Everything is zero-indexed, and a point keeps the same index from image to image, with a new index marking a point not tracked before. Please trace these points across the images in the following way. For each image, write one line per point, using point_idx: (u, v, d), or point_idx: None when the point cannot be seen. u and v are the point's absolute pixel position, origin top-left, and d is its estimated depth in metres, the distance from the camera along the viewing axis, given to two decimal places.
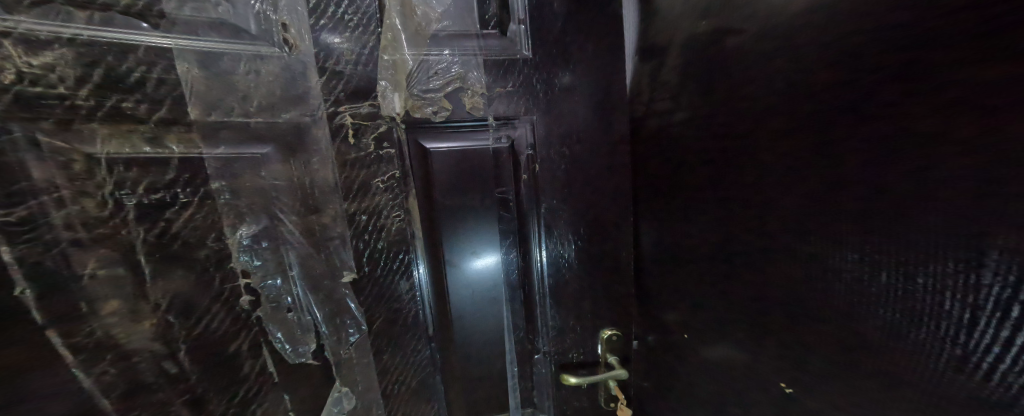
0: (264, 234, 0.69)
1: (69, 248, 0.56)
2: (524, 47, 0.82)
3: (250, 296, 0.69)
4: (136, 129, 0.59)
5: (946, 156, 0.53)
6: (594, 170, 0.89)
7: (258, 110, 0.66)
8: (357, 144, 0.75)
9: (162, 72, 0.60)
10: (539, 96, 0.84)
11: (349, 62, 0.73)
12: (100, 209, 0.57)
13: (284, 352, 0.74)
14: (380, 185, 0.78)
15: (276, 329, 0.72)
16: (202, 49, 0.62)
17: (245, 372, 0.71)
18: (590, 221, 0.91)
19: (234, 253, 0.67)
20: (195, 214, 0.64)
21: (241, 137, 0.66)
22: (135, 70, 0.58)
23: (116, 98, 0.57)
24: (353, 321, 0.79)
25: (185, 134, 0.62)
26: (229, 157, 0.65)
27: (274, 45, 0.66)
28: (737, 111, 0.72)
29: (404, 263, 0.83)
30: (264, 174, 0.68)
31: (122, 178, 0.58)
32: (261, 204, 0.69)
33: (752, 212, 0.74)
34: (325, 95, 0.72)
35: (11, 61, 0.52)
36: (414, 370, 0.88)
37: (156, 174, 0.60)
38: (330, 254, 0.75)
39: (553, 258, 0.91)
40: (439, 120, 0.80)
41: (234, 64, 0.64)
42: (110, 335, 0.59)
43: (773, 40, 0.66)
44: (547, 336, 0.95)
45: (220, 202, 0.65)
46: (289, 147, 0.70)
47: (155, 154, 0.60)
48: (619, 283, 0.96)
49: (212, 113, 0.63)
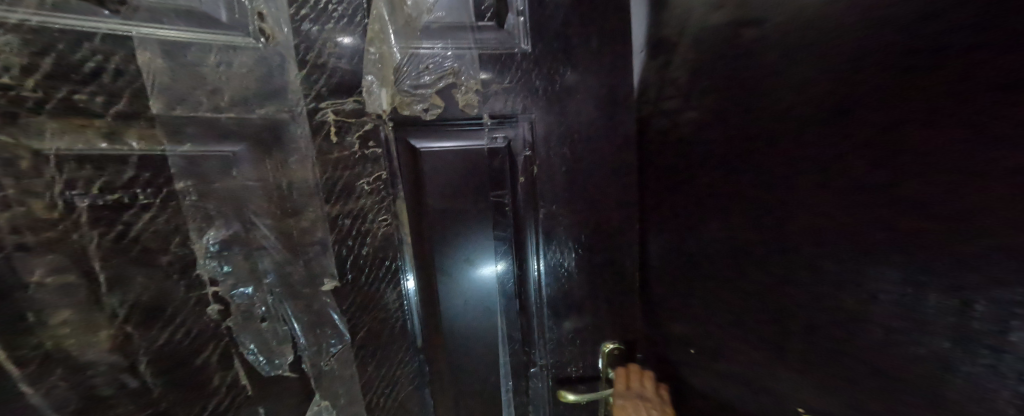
0: (235, 239, 0.65)
1: (14, 254, 0.49)
2: (522, 40, 0.76)
3: (218, 305, 0.65)
4: (90, 124, 0.53)
5: (939, 194, 0.45)
6: (597, 173, 0.83)
7: (229, 104, 0.62)
8: (340, 143, 0.70)
9: (121, 63, 0.55)
10: (539, 93, 0.78)
11: (333, 55, 0.68)
12: (50, 211, 0.52)
13: (257, 364, 0.69)
14: (366, 186, 0.73)
15: (249, 340, 0.68)
16: (167, 38, 0.57)
17: (215, 386, 0.66)
18: (590, 227, 0.85)
19: (200, 259, 0.63)
20: (157, 217, 0.59)
21: (210, 134, 0.61)
22: (91, 59, 0.53)
23: (68, 89, 0.52)
24: (335, 332, 0.74)
25: (147, 130, 0.57)
26: (196, 156, 0.60)
27: (248, 35, 0.61)
28: (741, 113, 0.65)
29: (391, 270, 0.77)
30: (236, 174, 0.64)
31: (74, 177, 0.53)
32: (233, 207, 0.64)
33: (750, 226, 0.67)
34: (305, 90, 0.67)
35: None
36: (399, 385, 0.82)
37: (113, 173, 0.55)
38: (310, 260, 0.71)
39: (552, 266, 0.85)
40: (431, 118, 0.75)
41: (203, 55, 0.59)
42: (62, 348, 0.53)
43: (781, 35, 0.58)
44: (545, 348, 0.89)
45: (186, 203, 0.61)
46: (262, 145, 0.65)
47: (112, 151, 0.55)
48: (621, 292, 0.91)
49: (178, 107, 0.58)
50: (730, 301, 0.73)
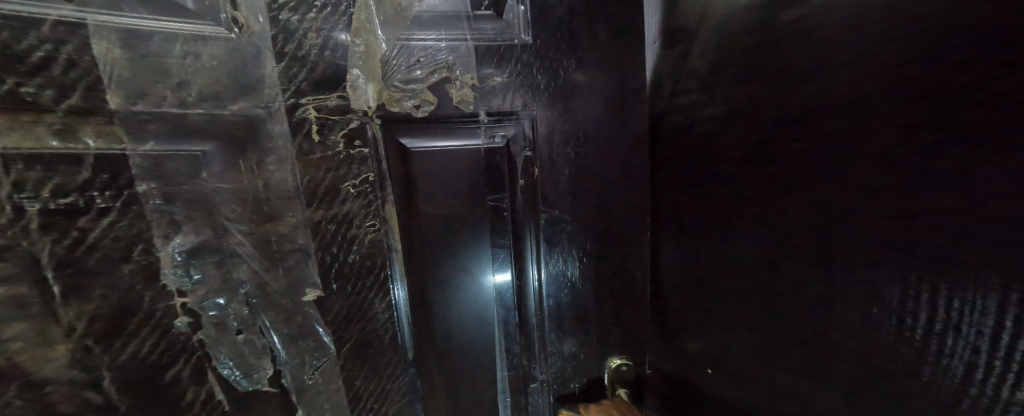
0: (205, 246, 0.60)
1: None
2: (522, 31, 0.69)
3: (187, 317, 0.60)
4: (41, 120, 0.49)
5: (943, 211, 0.44)
6: (604, 176, 0.77)
7: (197, 99, 0.57)
8: (323, 142, 0.65)
9: (74, 52, 0.50)
10: (541, 89, 0.72)
11: (314, 46, 0.63)
12: None
13: (233, 379, 0.64)
14: (351, 189, 0.67)
15: (224, 354, 0.63)
16: (127, 26, 0.52)
17: (189, 402, 0.61)
18: (596, 232, 0.79)
19: (165, 269, 0.58)
20: (118, 222, 0.54)
21: (177, 132, 0.56)
22: (39, 48, 0.48)
23: (13, 81, 0.47)
24: (319, 346, 0.69)
25: (105, 127, 0.52)
26: (161, 155, 0.56)
27: (219, 24, 0.57)
28: (763, 115, 0.60)
29: (380, 279, 0.71)
30: (206, 176, 0.59)
31: (23, 178, 0.48)
32: (204, 210, 0.60)
33: (771, 236, 0.62)
34: (284, 84, 0.62)
35: None
36: (390, 403, 0.76)
37: (67, 174, 0.51)
38: (291, 268, 0.66)
39: (555, 276, 0.79)
40: (422, 115, 0.68)
41: (167, 45, 0.55)
42: (14, 363, 0.49)
43: (829, 24, 0.51)
44: (547, 362, 0.83)
45: (149, 207, 0.56)
46: (235, 144, 0.61)
47: (65, 151, 0.50)
48: (630, 303, 0.84)
49: (139, 102, 0.54)
50: (752, 316, 0.67)
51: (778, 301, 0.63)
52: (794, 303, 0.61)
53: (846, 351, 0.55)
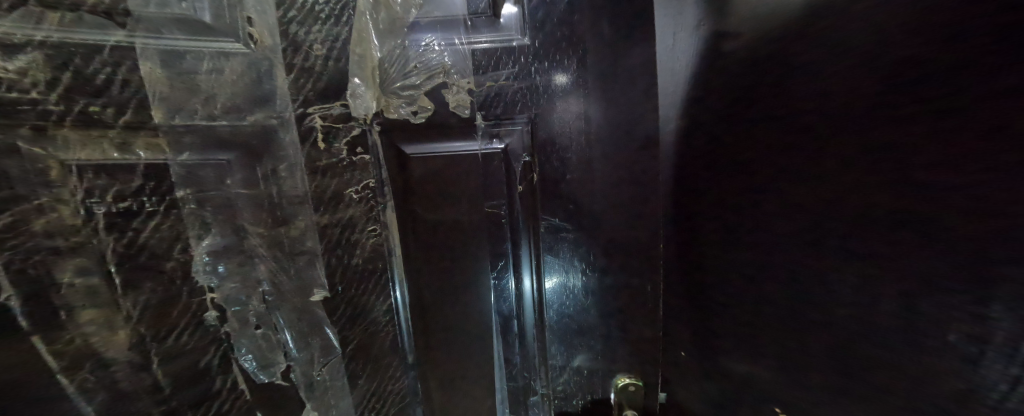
0: (227, 248, 0.65)
1: (49, 256, 0.55)
2: (518, 31, 0.68)
3: (215, 311, 0.66)
4: (105, 135, 0.56)
5: (915, 232, 0.52)
6: (612, 182, 0.72)
7: (222, 111, 0.63)
8: (328, 150, 0.68)
9: (127, 74, 0.57)
10: (539, 91, 0.70)
11: (319, 57, 0.66)
12: (74, 218, 0.56)
13: (251, 372, 0.69)
14: (354, 195, 0.70)
15: (243, 347, 0.68)
16: (167, 47, 0.59)
17: (218, 388, 0.67)
18: (605, 242, 0.74)
19: (196, 266, 0.63)
20: (161, 224, 0.61)
21: (206, 143, 0.63)
22: (102, 72, 0.55)
23: (83, 102, 0.55)
24: (324, 343, 0.72)
25: (153, 140, 0.59)
26: (194, 164, 0.62)
27: (237, 40, 0.62)
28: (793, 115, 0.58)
29: (381, 282, 0.73)
30: (230, 182, 0.65)
31: (92, 186, 0.56)
32: (225, 214, 0.65)
33: (773, 242, 0.63)
34: (294, 95, 0.66)
35: None
36: (390, 404, 0.77)
37: (124, 181, 0.58)
38: (301, 268, 0.70)
39: (559, 286, 0.76)
40: (419, 121, 0.69)
41: (196, 63, 0.61)
42: (89, 344, 0.58)
43: (814, 34, 0.54)
44: (548, 375, 0.80)
45: (185, 211, 0.62)
46: (252, 153, 0.66)
47: (122, 161, 0.58)
48: (644, 323, 0.76)
49: (177, 116, 0.61)
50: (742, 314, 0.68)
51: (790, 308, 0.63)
52: (796, 306, 0.63)
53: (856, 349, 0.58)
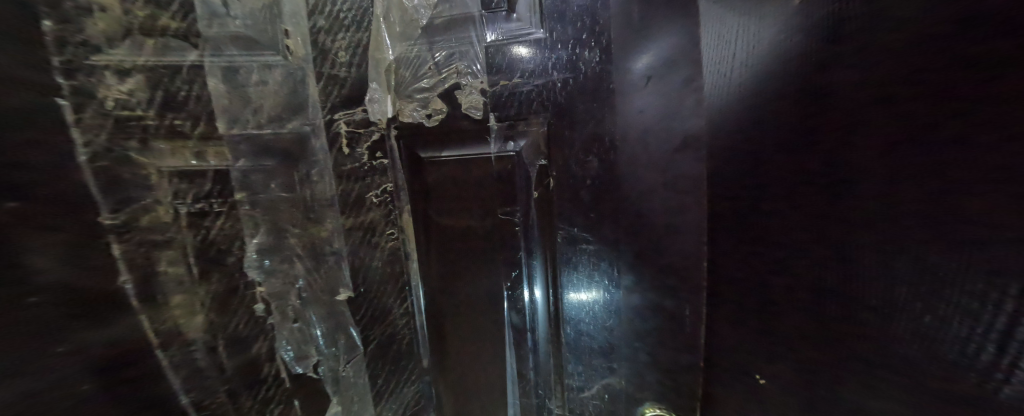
0: (273, 246, 0.67)
1: (152, 249, 0.55)
2: (535, 25, 0.64)
3: (263, 303, 0.66)
4: (186, 144, 0.58)
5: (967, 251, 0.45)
6: (639, 185, 0.64)
7: (267, 120, 0.65)
8: (352, 155, 0.71)
9: (199, 90, 0.58)
10: (557, 88, 0.65)
11: (343, 65, 0.68)
12: (167, 218, 0.56)
13: (287, 363, 0.68)
14: (374, 200, 0.73)
15: (285, 338, 0.68)
16: (224, 63, 0.61)
17: (264, 375, 0.66)
18: (629, 252, 0.67)
19: (247, 260, 0.64)
20: (224, 226, 0.62)
21: (257, 149, 0.64)
22: (186, 89, 0.57)
23: (172, 116, 0.56)
24: (347, 342, 0.74)
25: (220, 147, 0.60)
26: (249, 169, 0.64)
27: (276, 52, 0.64)
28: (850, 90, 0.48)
29: (400, 287, 0.77)
30: (274, 186, 0.66)
31: (177, 190, 0.57)
32: (269, 217, 0.66)
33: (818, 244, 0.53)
34: (322, 102, 0.68)
35: (105, 89, 0.51)
36: (405, 405, 0.79)
37: (198, 186, 0.59)
38: (328, 269, 0.72)
39: (583, 302, 0.70)
40: (432, 125, 0.69)
41: (247, 76, 0.63)
42: (183, 332, 0.58)
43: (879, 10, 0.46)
44: (563, 395, 0.74)
45: (242, 213, 0.63)
46: (291, 158, 0.67)
47: (198, 167, 0.59)
48: (672, 349, 0.66)
49: (235, 126, 0.62)
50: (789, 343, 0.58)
51: (852, 316, 0.53)
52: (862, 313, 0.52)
53: (895, 353, 0.51)
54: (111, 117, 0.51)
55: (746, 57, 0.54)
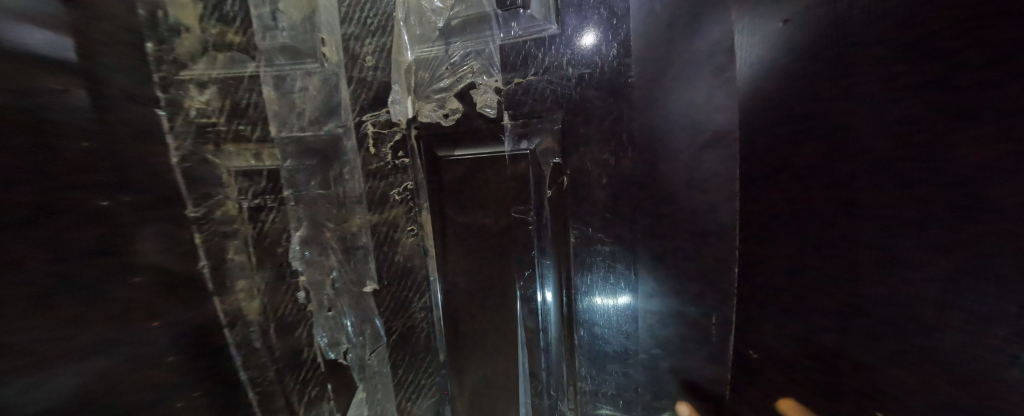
0: (311, 238, 0.71)
1: (223, 239, 0.61)
2: (551, 21, 0.64)
3: (304, 291, 0.70)
4: (247, 147, 0.64)
5: (964, 243, 0.43)
6: (655, 184, 0.61)
7: (309, 123, 0.69)
8: (377, 154, 0.73)
9: (256, 96, 0.65)
10: (572, 84, 0.64)
11: (370, 68, 0.71)
12: (238, 212, 0.62)
13: (321, 347, 0.72)
14: (397, 197, 0.75)
15: (322, 327, 0.72)
16: (275, 72, 0.66)
17: (306, 357, 0.71)
18: (648, 254, 0.63)
19: (292, 249, 0.69)
20: (274, 217, 0.67)
21: (300, 149, 0.69)
22: (247, 98, 0.64)
23: (237, 122, 0.63)
24: (371, 331, 0.77)
25: (273, 150, 0.66)
26: (296, 168, 0.69)
27: (314, 59, 0.68)
28: (834, 91, 0.47)
29: (420, 281, 0.78)
30: (310, 183, 0.70)
31: (241, 187, 0.63)
32: (310, 211, 0.70)
33: (810, 244, 0.51)
34: (352, 105, 0.71)
35: (189, 100, 0.58)
36: (422, 396, 0.82)
37: (255, 183, 0.65)
38: (357, 262, 0.75)
39: (598, 306, 0.67)
40: (449, 124, 0.71)
41: (292, 84, 0.67)
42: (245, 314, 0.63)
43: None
44: (575, 399, 0.71)
45: (289, 207, 0.68)
46: (327, 158, 0.71)
47: (259, 167, 0.65)
48: (691, 358, 0.62)
49: (283, 129, 0.67)
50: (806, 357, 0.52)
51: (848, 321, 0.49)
52: (861, 313, 0.49)
53: (895, 357, 0.47)
54: (195, 126, 0.58)
55: (738, 68, 0.53)
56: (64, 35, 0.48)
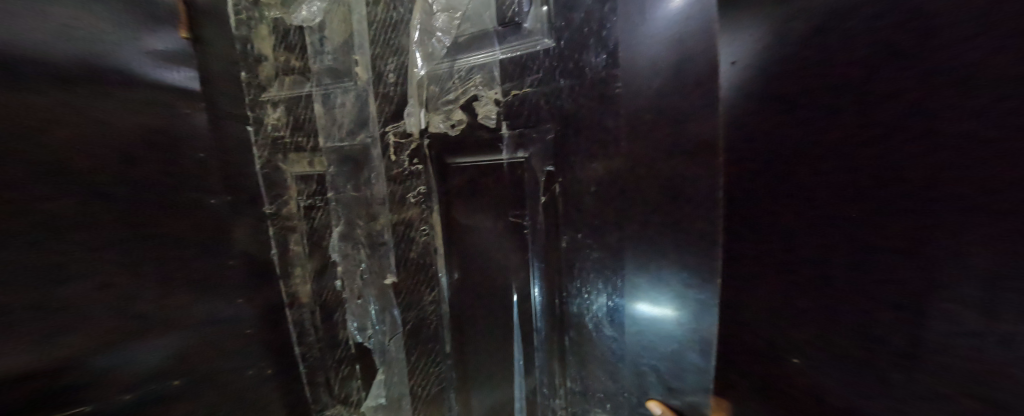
0: (348, 234, 0.86)
1: (285, 226, 0.82)
2: (544, 34, 0.67)
3: (341, 281, 0.87)
4: (303, 156, 0.83)
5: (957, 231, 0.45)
6: (642, 191, 0.62)
7: (346, 133, 0.83)
8: (397, 162, 0.81)
9: (307, 113, 0.83)
10: (565, 95, 0.66)
11: (392, 84, 0.79)
12: (297, 209, 0.83)
13: (352, 331, 0.88)
14: (412, 199, 0.82)
15: (353, 316, 0.88)
16: (324, 92, 0.82)
17: (341, 338, 0.88)
18: (631, 261, 0.64)
19: (332, 244, 0.86)
20: (319, 213, 0.84)
21: (337, 156, 0.84)
22: (302, 116, 0.82)
23: (298, 135, 0.83)
24: (392, 318, 0.86)
25: (321, 158, 0.84)
26: (337, 174, 0.84)
27: (352, 78, 0.81)
28: (823, 104, 0.50)
29: (431, 277, 0.83)
30: (346, 187, 0.84)
31: (298, 189, 0.83)
32: (346, 212, 0.85)
33: (804, 247, 0.53)
34: (378, 118, 0.80)
35: (269, 118, 0.80)
36: (431, 385, 0.86)
37: (307, 184, 0.84)
38: (379, 257, 0.84)
39: (587, 310, 0.70)
40: (455, 134, 0.76)
41: (335, 100, 0.82)
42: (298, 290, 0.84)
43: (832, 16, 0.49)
44: (565, 396, 0.74)
45: (330, 205, 0.85)
46: (358, 164, 0.83)
47: (313, 171, 0.84)
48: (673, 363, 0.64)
49: (329, 139, 0.83)
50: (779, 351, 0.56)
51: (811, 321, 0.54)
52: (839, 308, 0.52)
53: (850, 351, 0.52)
54: (271, 138, 0.81)
55: (724, 81, 0.54)
56: (191, 68, 0.71)
